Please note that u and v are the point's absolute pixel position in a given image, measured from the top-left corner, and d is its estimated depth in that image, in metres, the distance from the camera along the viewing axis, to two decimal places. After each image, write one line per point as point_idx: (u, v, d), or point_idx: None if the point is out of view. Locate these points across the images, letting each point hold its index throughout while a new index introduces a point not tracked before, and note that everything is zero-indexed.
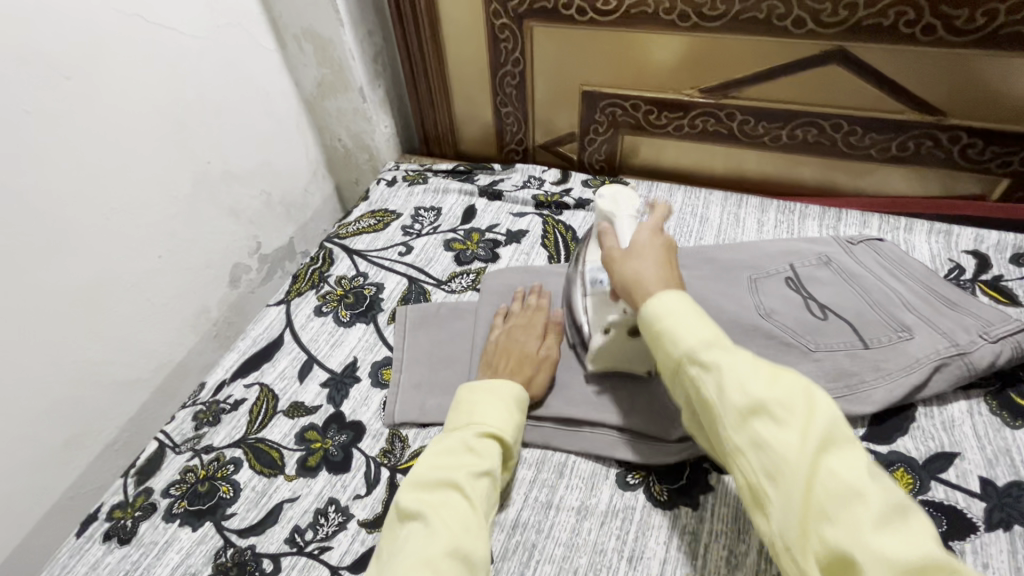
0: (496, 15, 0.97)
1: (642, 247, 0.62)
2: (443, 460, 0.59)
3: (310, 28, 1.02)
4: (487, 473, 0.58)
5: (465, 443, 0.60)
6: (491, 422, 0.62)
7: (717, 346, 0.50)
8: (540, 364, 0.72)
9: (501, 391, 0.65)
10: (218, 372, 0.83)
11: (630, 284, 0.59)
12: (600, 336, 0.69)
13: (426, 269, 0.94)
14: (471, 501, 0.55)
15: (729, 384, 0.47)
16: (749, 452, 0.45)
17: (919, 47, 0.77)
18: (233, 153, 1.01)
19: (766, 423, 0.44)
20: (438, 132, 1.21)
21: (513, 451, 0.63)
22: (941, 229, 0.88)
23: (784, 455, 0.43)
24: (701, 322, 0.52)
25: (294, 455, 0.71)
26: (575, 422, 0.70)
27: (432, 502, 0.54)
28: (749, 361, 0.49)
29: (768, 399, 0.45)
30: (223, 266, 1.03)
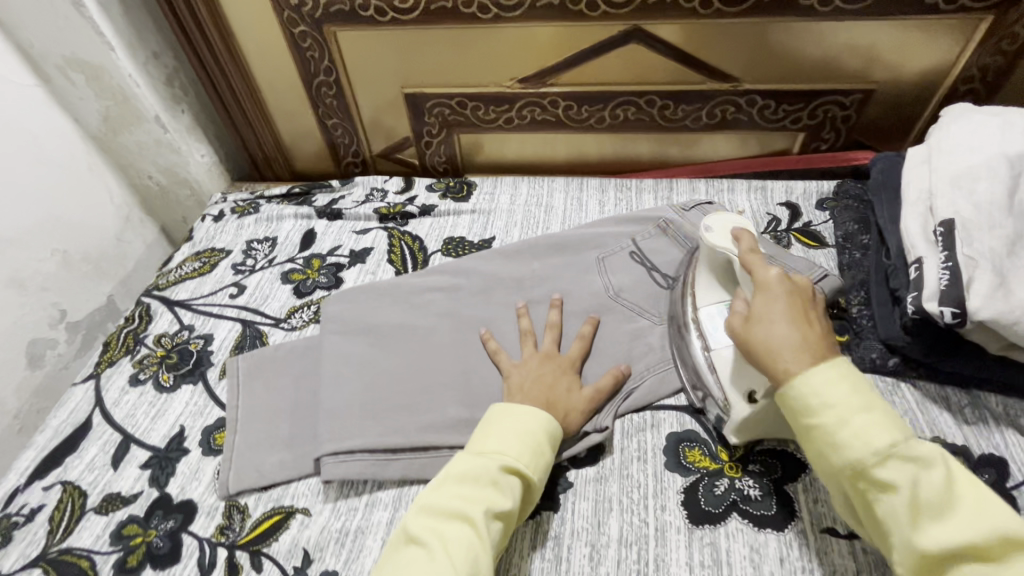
0: (292, 23, 0.89)
1: (771, 308, 0.54)
2: (463, 489, 0.54)
3: (74, 56, 0.87)
4: (505, 513, 0.53)
5: (490, 473, 0.55)
6: (519, 456, 0.57)
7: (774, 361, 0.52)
8: (574, 404, 0.64)
9: (530, 423, 0.59)
10: (8, 479, 0.69)
11: (766, 353, 0.52)
12: (745, 406, 0.59)
13: (262, 308, 0.85)
14: (483, 539, 0.51)
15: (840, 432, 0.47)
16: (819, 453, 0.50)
17: (703, 20, 0.81)
18: (1, 214, 0.85)
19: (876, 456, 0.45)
20: (266, 154, 1.11)
21: (539, 491, 0.58)
22: (758, 186, 0.94)
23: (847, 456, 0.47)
24: (799, 338, 0.51)
25: (108, 559, 0.61)
26: (433, 447, 0.65)
27: (441, 535, 0.51)
28: (839, 374, 0.48)
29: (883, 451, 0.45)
30: (14, 348, 0.87)
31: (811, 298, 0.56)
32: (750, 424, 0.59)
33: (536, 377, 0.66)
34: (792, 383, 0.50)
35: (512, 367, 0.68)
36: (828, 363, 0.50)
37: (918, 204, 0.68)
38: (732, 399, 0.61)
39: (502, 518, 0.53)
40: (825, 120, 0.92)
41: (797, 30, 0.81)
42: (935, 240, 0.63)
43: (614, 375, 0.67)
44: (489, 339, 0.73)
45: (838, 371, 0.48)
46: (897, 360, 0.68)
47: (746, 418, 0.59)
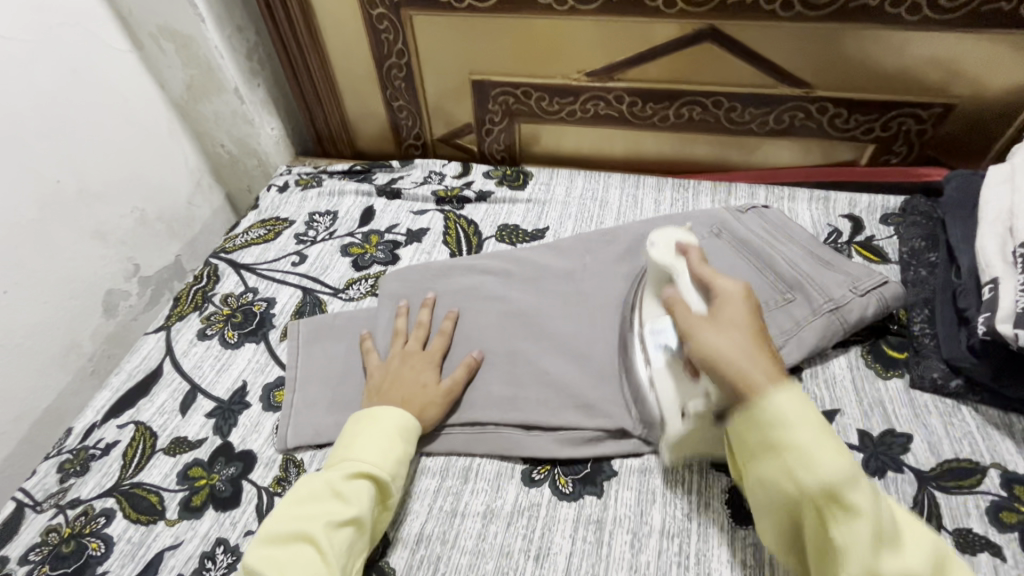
0: (371, 4, 0.92)
1: (733, 316, 0.56)
2: (305, 508, 0.56)
3: (167, 25, 0.93)
4: (351, 521, 0.55)
5: (331, 485, 0.57)
6: (368, 460, 0.59)
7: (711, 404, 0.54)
8: (433, 402, 0.67)
9: (381, 425, 0.62)
10: (86, 415, 0.75)
11: (714, 363, 0.53)
12: (679, 422, 0.59)
13: (322, 278, 0.89)
14: (324, 554, 0.53)
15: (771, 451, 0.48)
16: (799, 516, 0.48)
17: (781, 22, 0.80)
18: (89, 168, 0.91)
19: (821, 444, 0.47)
20: (331, 131, 1.14)
21: (393, 492, 0.60)
22: (820, 196, 0.93)
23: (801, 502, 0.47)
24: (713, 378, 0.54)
25: (175, 497, 0.65)
26: (481, 423, 0.67)
27: (281, 559, 0.53)
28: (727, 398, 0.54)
29: (853, 486, 0.44)
30: (93, 295, 0.92)
31: (756, 313, 0.57)
32: (685, 437, 0.60)
33: (397, 371, 0.69)
34: (760, 402, 0.49)
35: (397, 353, 0.72)
36: (788, 384, 0.50)
37: (996, 224, 0.66)
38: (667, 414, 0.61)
39: (351, 526, 0.55)
40: (899, 133, 0.90)
41: (878, 38, 0.79)
42: (1013, 262, 0.61)
43: (469, 366, 0.70)
44: (432, 305, 0.78)
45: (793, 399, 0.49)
46: (959, 382, 0.67)
47: (681, 437, 0.60)
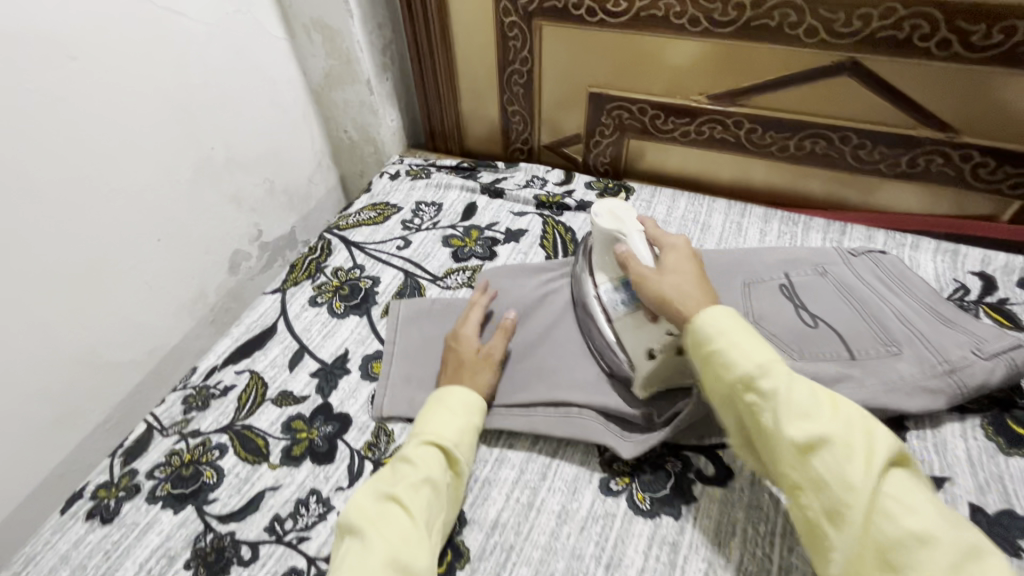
0: (506, 13, 0.97)
1: (677, 261, 0.64)
2: (385, 474, 0.59)
3: (320, 19, 1.02)
4: (427, 480, 0.58)
5: (405, 453, 0.61)
6: (433, 430, 0.63)
7: (724, 317, 0.55)
8: (489, 368, 0.71)
9: (446, 399, 0.66)
10: (210, 357, 0.83)
11: (669, 302, 0.60)
12: (646, 361, 0.66)
13: (423, 264, 0.94)
14: (410, 512, 0.55)
15: (738, 363, 0.52)
16: (753, 422, 0.51)
17: (934, 62, 0.76)
18: (238, 139, 1.01)
19: (822, 461, 0.46)
20: (444, 128, 1.20)
21: (461, 458, 0.62)
22: (948, 248, 0.87)
23: (771, 415, 0.49)
24: (711, 305, 0.57)
25: (279, 444, 0.71)
26: (567, 407, 0.70)
27: (371, 519, 0.55)
28: (727, 317, 0.56)
29: (765, 373, 0.51)
30: (223, 253, 1.03)
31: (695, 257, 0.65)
32: (652, 377, 0.66)
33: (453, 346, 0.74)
34: (694, 319, 0.57)
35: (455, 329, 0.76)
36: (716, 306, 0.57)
37: None
38: (636, 359, 0.67)
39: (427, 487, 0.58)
40: None
41: None
42: None
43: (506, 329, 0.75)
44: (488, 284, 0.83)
45: (724, 310, 0.56)
46: None
47: (648, 373, 0.66)
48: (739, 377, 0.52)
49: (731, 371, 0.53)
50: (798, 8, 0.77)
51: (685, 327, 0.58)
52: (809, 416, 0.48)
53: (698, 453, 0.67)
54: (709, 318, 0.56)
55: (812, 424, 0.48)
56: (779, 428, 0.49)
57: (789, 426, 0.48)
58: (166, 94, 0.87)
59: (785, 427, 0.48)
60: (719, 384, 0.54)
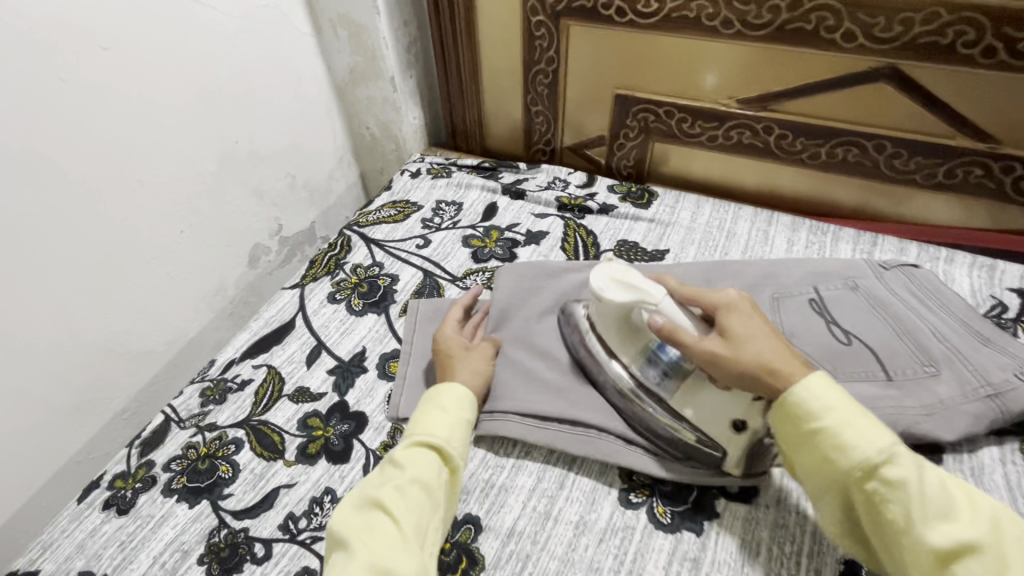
0: (533, 11, 0.96)
1: (744, 327, 0.58)
2: (374, 479, 0.56)
3: (347, 14, 1.02)
4: (413, 482, 0.54)
5: (393, 456, 0.57)
6: (424, 430, 0.59)
7: (835, 398, 0.52)
8: (477, 354, 0.72)
9: (437, 399, 0.63)
10: (228, 351, 0.83)
11: (761, 373, 0.55)
12: (728, 436, 0.60)
13: (442, 264, 0.93)
14: (395, 517, 0.52)
15: (854, 451, 0.49)
16: (869, 512, 0.49)
17: (978, 70, 0.73)
18: (262, 133, 1.01)
19: (969, 568, 0.43)
20: (466, 127, 1.20)
21: (454, 457, 0.58)
22: (985, 263, 0.84)
23: (900, 511, 0.47)
24: (814, 377, 0.53)
25: (295, 441, 0.70)
26: (584, 425, 0.67)
27: (356, 526, 0.52)
28: (830, 389, 0.53)
29: (890, 463, 0.48)
30: (244, 246, 1.03)
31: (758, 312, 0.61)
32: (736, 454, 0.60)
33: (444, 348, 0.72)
34: (791, 391, 0.53)
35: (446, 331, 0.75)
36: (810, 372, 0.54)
37: None
38: (717, 438, 0.61)
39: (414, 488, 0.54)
40: None
41: None
42: None
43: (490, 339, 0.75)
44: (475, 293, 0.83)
45: (819, 376, 0.53)
46: None
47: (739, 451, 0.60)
48: (859, 466, 0.49)
49: (845, 461, 0.50)
50: (836, 12, 0.75)
51: (779, 400, 0.54)
52: (943, 514, 0.46)
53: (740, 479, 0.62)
54: (812, 395, 0.52)
55: (952, 527, 0.45)
56: (911, 528, 0.46)
57: (923, 528, 0.46)
58: (193, 86, 0.87)
59: (927, 531, 0.45)
60: (829, 472, 0.51)
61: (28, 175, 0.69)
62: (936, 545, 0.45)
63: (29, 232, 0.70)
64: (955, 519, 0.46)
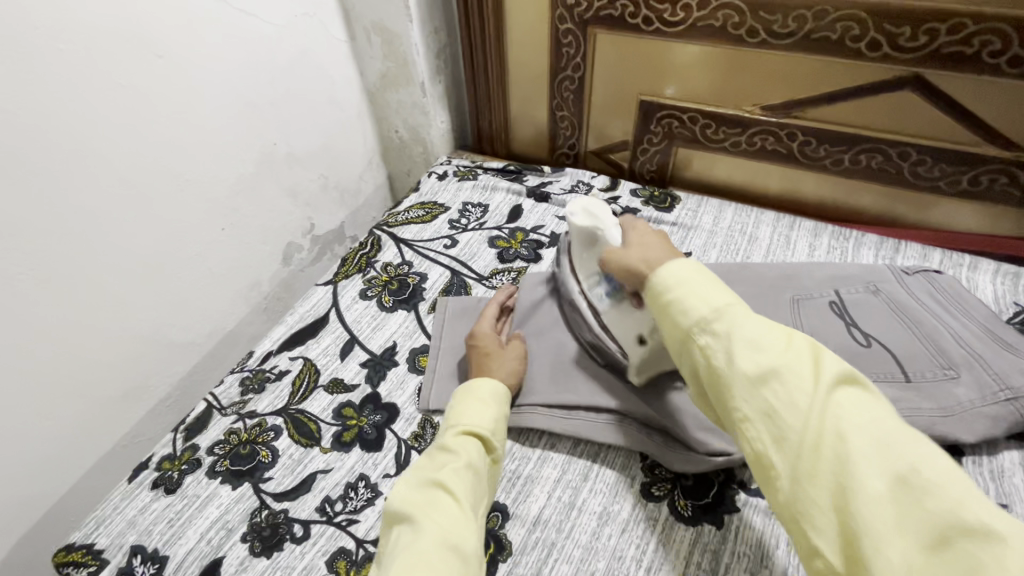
0: (561, 20, 0.99)
1: (645, 240, 0.62)
2: (425, 465, 0.58)
3: (381, 22, 1.05)
4: (467, 466, 0.57)
5: (443, 443, 0.60)
6: (469, 421, 0.62)
7: (733, 311, 0.48)
8: (498, 355, 0.74)
9: (477, 391, 0.67)
10: (266, 343, 0.87)
11: (637, 270, 0.58)
12: (636, 347, 0.68)
13: (469, 263, 0.96)
14: (457, 496, 0.53)
15: (744, 358, 0.45)
16: (757, 420, 0.43)
17: (1004, 79, 0.74)
18: (298, 136, 1.06)
19: (786, 391, 0.42)
20: (492, 130, 1.23)
21: (497, 449, 0.61)
22: (1008, 270, 0.84)
23: (795, 420, 0.41)
24: (712, 287, 0.51)
25: (330, 429, 0.74)
26: (607, 414, 0.70)
27: (418, 504, 0.53)
28: (717, 288, 0.51)
29: (779, 370, 0.43)
30: (278, 244, 1.07)
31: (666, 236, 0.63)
32: (643, 362, 0.68)
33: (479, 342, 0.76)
34: (661, 273, 0.54)
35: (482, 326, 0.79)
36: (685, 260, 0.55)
37: None
38: (627, 346, 0.69)
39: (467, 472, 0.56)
40: None
41: None
42: None
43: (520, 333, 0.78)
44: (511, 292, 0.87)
45: (698, 269, 0.52)
46: None
47: (640, 359, 0.68)
48: (694, 317, 0.49)
49: (733, 368, 0.45)
50: (861, 21, 0.77)
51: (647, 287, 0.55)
52: (826, 416, 0.40)
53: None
54: (707, 304, 0.49)
55: (848, 425, 0.39)
56: (795, 432, 0.40)
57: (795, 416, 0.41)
58: (236, 90, 0.91)
59: (738, 360, 0.45)
60: (722, 383, 0.46)
61: (89, 175, 0.74)
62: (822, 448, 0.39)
63: (88, 228, 0.75)
64: (854, 422, 0.39)
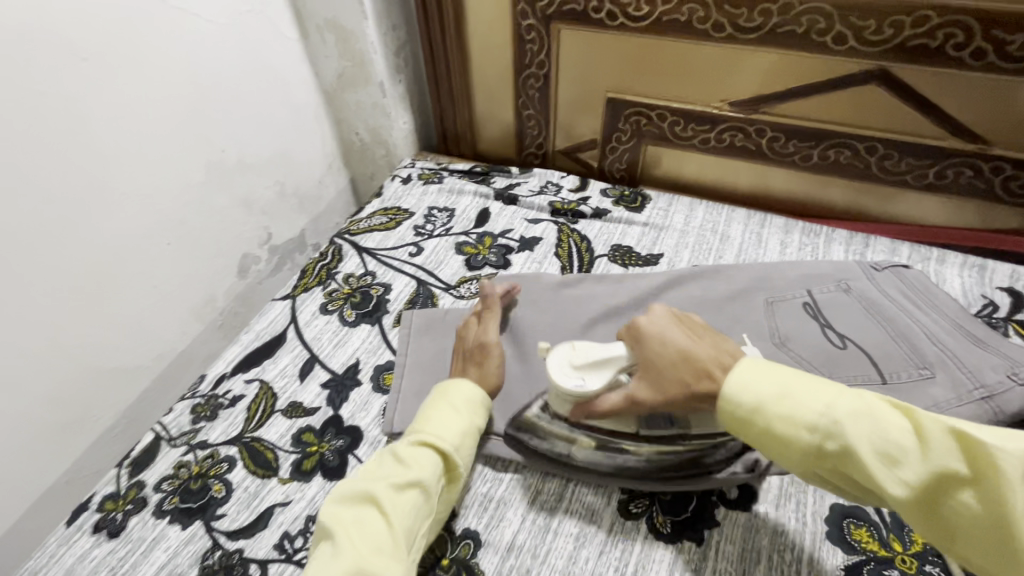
0: (523, 15, 0.95)
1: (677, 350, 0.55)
2: (373, 472, 0.57)
3: (334, 19, 1.00)
4: (413, 485, 0.55)
5: (397, 453, 0.58)
6: (430, 431, 0.60)
7: (845, 416, 0.44)
8: (490, 355, 0.70)
9: (446, 398, 0.63)
10: (219, 365, 0.82)
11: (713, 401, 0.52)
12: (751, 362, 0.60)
13: (436, 272, 0.92)
14: (388, 517, 0.52)
15: (894, 474, 0.42)
16: (957, 536, 0.40)
17: (967, 72, 0.73)
18: (249, 142, 0.99)
19: (956, 497, 0.39)
20: (457, 130, 1.19)
21: (456, 462, 0.59)
22: (975, 263, 0.84)
23: (988, 527, 0.38)
24: (811, 391, 0.47)
25: (289, 458, 0.69)
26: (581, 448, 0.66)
27: (349, 521, 0.52)
28: (813, 392, 0.47)
29: (936, 474, 0.40)
30: (233, 256, 1.01)
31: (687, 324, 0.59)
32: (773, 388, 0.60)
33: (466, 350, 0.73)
34: (739, 399, 0.50)
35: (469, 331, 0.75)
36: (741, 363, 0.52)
37: None
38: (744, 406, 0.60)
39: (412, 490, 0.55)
40: None
41: None
42: None
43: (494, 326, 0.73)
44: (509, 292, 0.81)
45: (767, 374, 0.49)
46: None
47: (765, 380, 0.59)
48: (807, 430, 0.46)
49: (889, 493, 0.42)
50: (827, 14, 0.75)
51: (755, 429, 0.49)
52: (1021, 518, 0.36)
53: (738, 469, 0.62)
54: (809, 418, 0.46)
55: None
56: (1007, 543, 0.37)
57: (894, 488, 0.42)
58: (176, 93, 0.85)
59: (886, 485, 0.42)
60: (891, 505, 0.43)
61: (9, 193, 0.67)
62: None
63: (11, 250, 0.68)
64: None
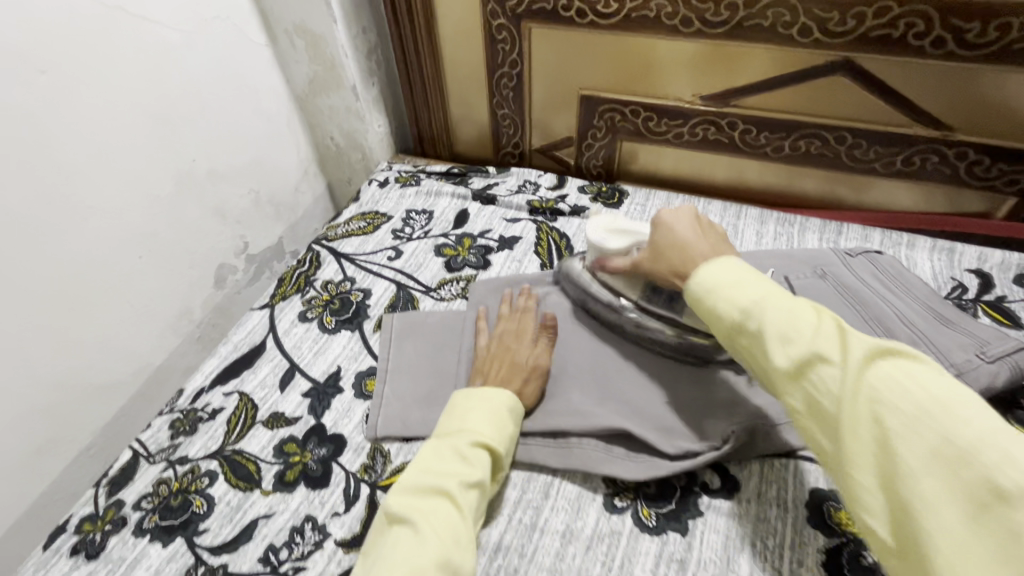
0: (493, 15, 0.95)
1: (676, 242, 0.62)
2: (433, 465, 0.57)
3: (303, 24, 0.99)
4: (478, 484, 0.57)
5: (459, 449, 0.59)
6: (484, 430, 0.61)
7: (768, 301, 0.50)
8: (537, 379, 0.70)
9: (494, 399, 0.64)
10: (196, 378, 0.80)
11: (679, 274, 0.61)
12: None
13: (415, 275, 0.92)
14: (459, 508, 0.54)
15: (782, 347, 0.47)
16: (807, 410, 0.45)
17: (930, 61, 0.75)
18: (221, 151, 0.98)
19: (822, 374, 0.44)
20: (433, 132, 1.18)
21: (505, 462, 0.61)
22: (944, 246, 0.86)
23: (838, 398, 0.42)
24: (748, 282, 0.53)
25: (271, 469, 0.68)
26: (565, 437, 0.67)
27: (423, 511, 0.53)
28: (749, 280, 0.53)
29: (815, 352, 0.45)
30: (208, 267, 1.00)
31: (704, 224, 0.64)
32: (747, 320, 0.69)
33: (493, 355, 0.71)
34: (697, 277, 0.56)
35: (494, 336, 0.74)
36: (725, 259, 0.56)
37: None
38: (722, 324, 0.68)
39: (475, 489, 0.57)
40: None
41: None
42: None
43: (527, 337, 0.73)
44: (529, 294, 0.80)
45: (728, 264, 0.55)
46: None
47: None
48: (737, 312, 0.51)
49: (775, 366, 0.47)
50: (792, 7, 0.76)
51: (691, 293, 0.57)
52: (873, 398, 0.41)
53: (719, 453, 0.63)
54: (737, 301, 0.52)
55: (890, 411, 0.40)
56: (855, 420, 0.41)
57: (780, 360, 0.46)
58: (142, 105, 0.83)
59: (773, 356, 0.47)
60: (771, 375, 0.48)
61: None
62: (877, 438, 0.40)
63: None
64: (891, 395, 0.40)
